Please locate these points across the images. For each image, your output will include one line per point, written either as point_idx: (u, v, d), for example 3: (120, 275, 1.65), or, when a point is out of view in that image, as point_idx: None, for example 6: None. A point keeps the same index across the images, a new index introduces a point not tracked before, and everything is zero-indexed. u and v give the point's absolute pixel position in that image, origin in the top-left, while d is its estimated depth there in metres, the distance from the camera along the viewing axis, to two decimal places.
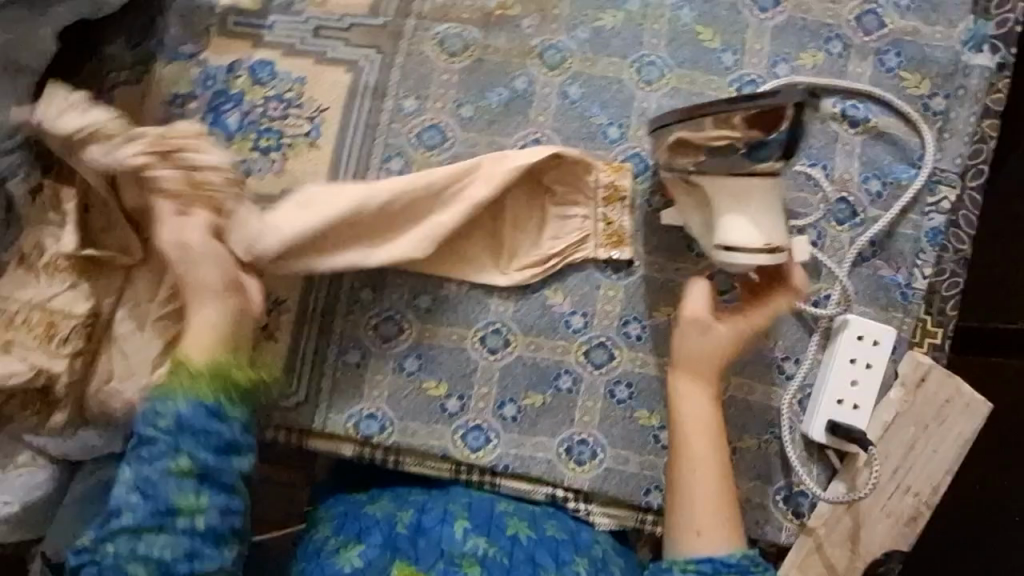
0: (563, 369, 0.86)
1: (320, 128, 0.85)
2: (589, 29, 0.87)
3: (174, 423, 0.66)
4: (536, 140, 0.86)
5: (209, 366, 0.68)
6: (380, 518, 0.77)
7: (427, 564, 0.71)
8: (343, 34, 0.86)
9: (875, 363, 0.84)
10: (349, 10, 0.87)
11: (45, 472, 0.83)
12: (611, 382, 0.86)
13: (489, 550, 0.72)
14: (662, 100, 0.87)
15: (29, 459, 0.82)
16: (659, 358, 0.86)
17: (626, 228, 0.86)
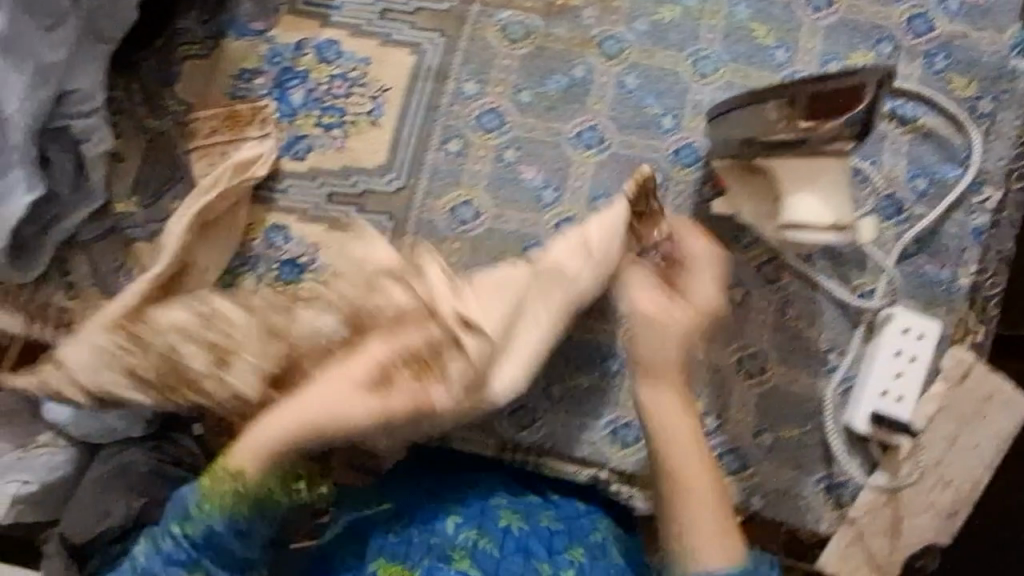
0: (611, 352, 0.88)
1: (383, 108, 0.88)
2: (648, 22, 0.89)
3: (198, 534, 0.66)
4: (592, 128, 0.88)
5: (253, 489, 0.65)
6: (374, 511, 0.74)
7: (414, 562, 0.68)
8: (409, 18, 0.89)
9: (920, 357, 0.86)
10: None
11: (65, 453, 0.88)
12: None
13: (479, 542, 0.69)
14: (716, 92, 0.89)
15: (50, 439, 0.88)
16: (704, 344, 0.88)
17: (676, 215, 0.88)
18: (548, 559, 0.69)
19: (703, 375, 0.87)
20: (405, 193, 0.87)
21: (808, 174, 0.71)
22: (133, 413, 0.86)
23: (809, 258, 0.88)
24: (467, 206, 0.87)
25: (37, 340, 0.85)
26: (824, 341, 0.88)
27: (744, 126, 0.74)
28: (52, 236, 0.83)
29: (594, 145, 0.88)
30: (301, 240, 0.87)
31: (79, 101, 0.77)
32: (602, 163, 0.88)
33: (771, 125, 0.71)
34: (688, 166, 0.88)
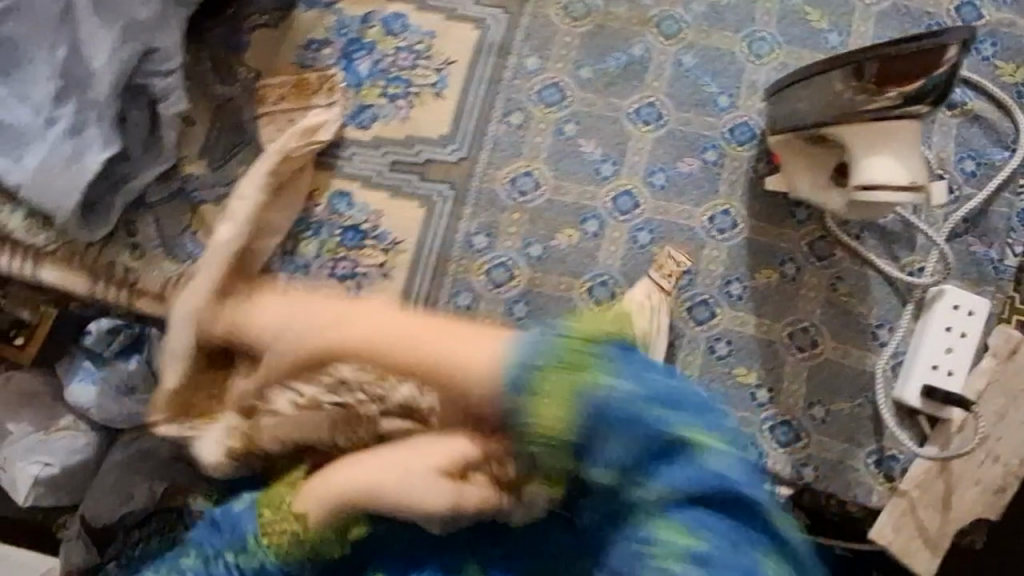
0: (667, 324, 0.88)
1: (447, 80, 0.90)
2: (706, 4, 0.92)
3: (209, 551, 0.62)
4: (650, 104, 0.90)
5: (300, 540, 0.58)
6: None
7: None
8: None
9: (969, 333, 0.87)
10: None
11: (84, 438, 0.95)
12: (712, 338, 0.89)
13: None
14: (770, 73, 0.91)
15: (70, 424, 0.96)
16: (758, 318, 0.89)
17: (732, 190, 0.90)
18: None
19: (757, 348, 0.89)
20: (466, 163, 0.89)
21: (881, 136, 0.72)
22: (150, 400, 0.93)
23: (860, 235, 0.91)
24: (527, 177, 0.89)
25: (100, 300, 0.86)
26: (875, 317, 0.90)
27: (808, 98, 0.79)
28: (121, 196, 0.84)
29: (652, 121, 0.90)
30: (364, 207, 0.88)
31: (160, 60, 0.80)
32: (659, 138, 0.90)
33: (843, 91, 0.74)
34: (743, 143, 0.91)
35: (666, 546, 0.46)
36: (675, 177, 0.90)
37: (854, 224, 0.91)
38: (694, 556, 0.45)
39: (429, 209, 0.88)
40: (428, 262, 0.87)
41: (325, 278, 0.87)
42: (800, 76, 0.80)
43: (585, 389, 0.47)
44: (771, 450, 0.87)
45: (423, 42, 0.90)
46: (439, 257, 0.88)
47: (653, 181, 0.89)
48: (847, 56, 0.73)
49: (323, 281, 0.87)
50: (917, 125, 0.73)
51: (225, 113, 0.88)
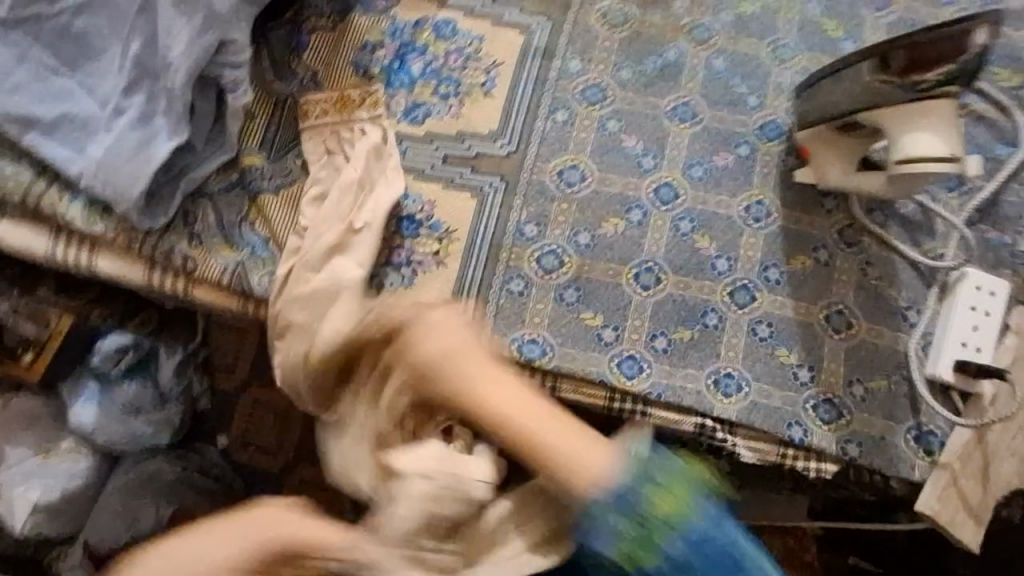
0: (710, 308, 0.91)
1: (495, 80, 0.95)
2: (732, 15, 1.00)
3: None
4: (686, 102, 0.96)
5: None
6: None
7: None
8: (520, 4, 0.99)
9: (993, 312, 0.92)
10: None
11: (86, 461, 1.20)
12: (753, 321, 0.92)
13: None
14: (794, 74, 0.98)
15: (73, 446, 1.20)
16: (796, 301, 0.93)
17: (766, 182, 0.96)
18: None
19: (796, 330, 0.92)
20: (516, 157, 0.93)
21: (919, 116, 0.81)
22: (162, 420, 1.20)
23: (884, 223, 0.97)
24: (573, 170, 0.93)
25: (156, 289, 0.88)
26: (903, 300, 0.95)
27: (836, 92, 0.86)
28: (181, 185, 0.86)
29: (687, 119, 0.96)
30: (418, 197, 0.91)
31: (233, 51, 0.85)
32: (695, 134, 0.96)
33: (875, 81, 0.81)
34: (772, 138, 0.97)
35: None
36: (712, 170, 0.95)
37: (878, 214, 0.97)
38: None
39: (479, 200, 0.91)
40: (480, 251, 0.90)
41: (381, 266, 0.89)
42: (831, 70, 0.86)
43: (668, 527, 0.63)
44: (816, 428, 0.89)
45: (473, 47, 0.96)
46: (490, 245, 0.90)
47: (692, 173, 0.95)
48: (870, 49, 0.81)
49: (378, 268, 0.89)
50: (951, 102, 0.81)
51: (286, 109, 0.92)
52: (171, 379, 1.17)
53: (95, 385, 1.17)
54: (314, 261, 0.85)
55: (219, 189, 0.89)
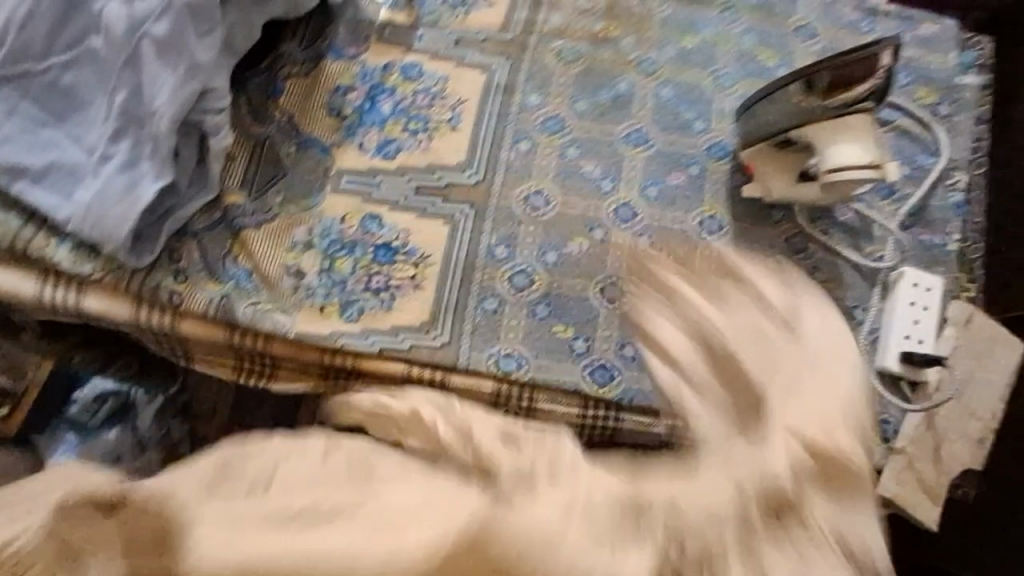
0: None
1: (460, 116, 1.02)
2: (675, 48, 1.10)
3: None
4: (639, 128, 1.04)
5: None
6: None
7: None
8: (480, 45, 1.07)
9: (931, 306, 1.00)
10: (485, 28, 1.08)
11: None
12: None
13: None
14: (734, 100, 1.07)
15: None
16: None
17: (717, 197, 1.03)
18: None
19: None
20: (484, 185, 1.00)
21: (842, 129, 0.90)
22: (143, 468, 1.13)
23: (828, 229, 1.04)
24: (538, 195, 1.00)
25: (143, 324, 0.91)
26: (850, 300, 1.02)
27: (774, 112, 0.94)
28: (167, 224, 0.90)
29: (641, 144, 1.04)
30: (394, 227, 0.96)
31: (215, 98, 0.90)
32: (649, 157, 1.03)
33: (806, 100, 0.90)
34: (719, 158, 1.05)
35: None
36: (666, 189, 1.02)
37: (822, 221, 1.05)
38: None
39: (452, 226, 0.97)
40: (456, 273, 0.95)
41: (361, 292, 0.93)
42: (764, 92, 0.96)
43: None
44: None
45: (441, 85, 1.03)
46: (465, 267, 0.96)
47: (648, 193, 1.02)
48: (801, 73, 0.90)
49: (358, 294, 0.93)
50: (870, 117, 0.91)
51: (267, 149, 0.98)
52: (150, 425, 1.17)
53: (73, 436, 1.15)
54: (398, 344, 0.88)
55: (203, 227, 0.93)
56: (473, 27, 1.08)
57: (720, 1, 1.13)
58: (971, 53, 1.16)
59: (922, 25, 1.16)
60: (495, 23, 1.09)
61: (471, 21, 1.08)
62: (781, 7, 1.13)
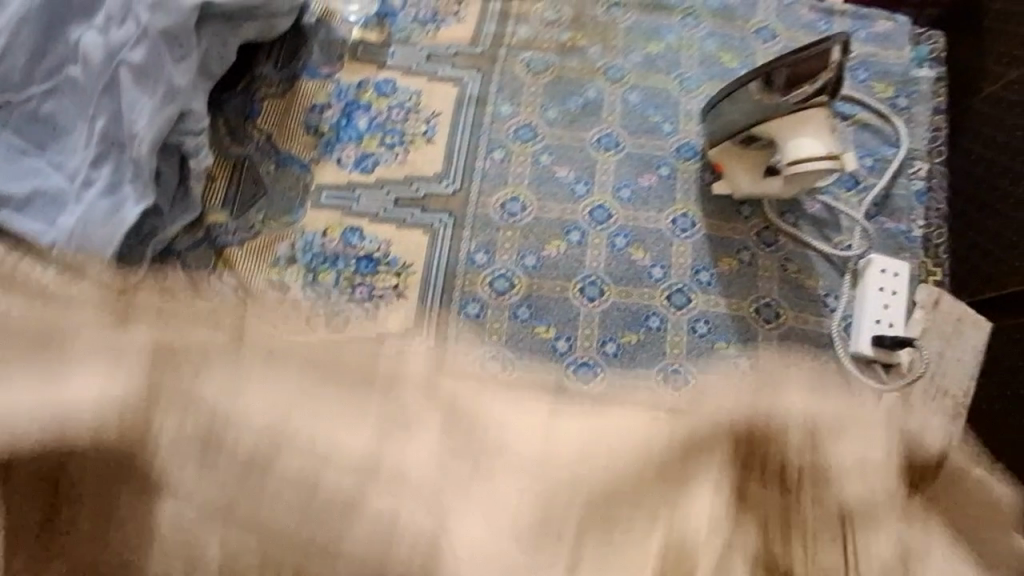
0: (652, 312, 1.00)
1: (435, 128, 1.05)
2: (641, 55, 1.13)
3: None
4: (608, 133, 1.08)
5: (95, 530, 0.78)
6: None
7: None
8: (451, 60, 1.10)
9: (899, 290, 1.03)
10: (455, 43, 1.11)
11: None
12: (692, 320, 1.00)
13: None
14: (700, 101, 1.11)
15: None
16: (727, 298, 1.03)
17: (688, 196, 1.06)
18: None
19: (731, 324, 1.01)
20: (461, 194, 1.02)
21: (798, 124, 0.93)
22: None
23: (796, 222, 1.08)
24: (514, 202, 1.03)
25: None
26: (822, 288, 1.05)
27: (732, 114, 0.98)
28: (151, 247, 0.92)
29: (612, 148, 1.07)
30: (375, 238, 0.99)
31: (192, 120, 0.93)
32: (621, 160, 1.07)
33: (761, 98, 0.93)
34: (688, 158, 1.08)
35: None
36: (638, 190, 1.05)
37: (790, 214, 1.08)
38: None
39: (432, 235, 1.00)
40: (437, 281, 0.97)
41: (345, 304, 0.95)
42: (727, 91, 0.99)
43: None
44: None
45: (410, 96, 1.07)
46: (445, 274, 0.98)
47: (621, 195, 1.05)
48: (754, 74, 0.94)
49: (342, 306, 0.95)
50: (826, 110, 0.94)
51: (247, 169, 1.00)
52: None
53: None
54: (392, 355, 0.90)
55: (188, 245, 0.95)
56: (443, 41, 1.11)
57: (681, 8, 1.16)
58: (925, 47, 1.20)
59: (877, 22, 1.20)
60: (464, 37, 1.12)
61: (441, 36, 1.12)
62: (741, 10, 1.17)
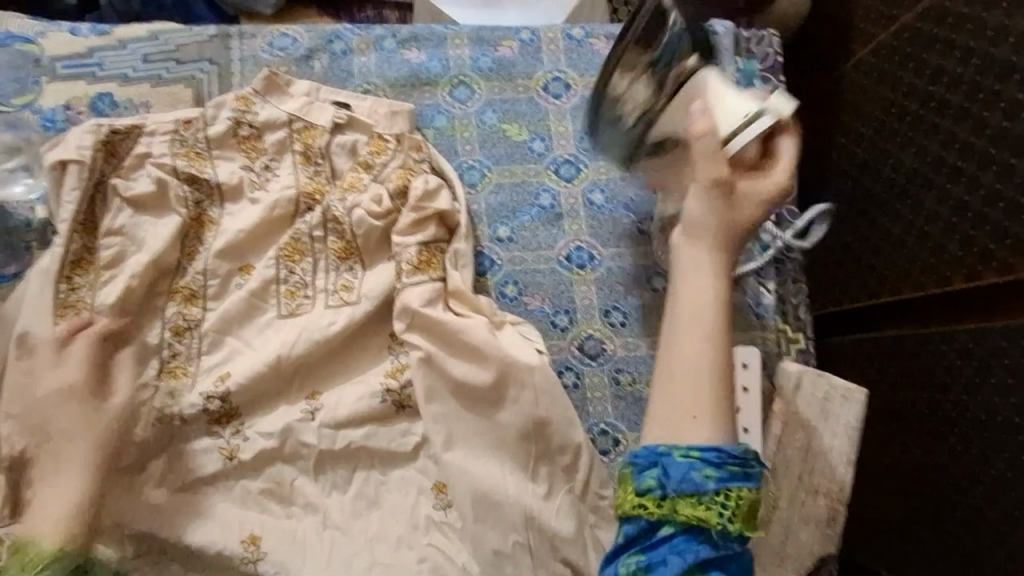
0: (589, 422, 0.86)
1: (160, 329, 0.82)
2: (394, 120, 0.89)
3: None
4: (372, 239, 0.85)
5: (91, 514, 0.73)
6: (681, 482, 0.60)
7: (675, 474, 0.61)
8: (161, 208, 0.83)
9: (751, 385, 0.90)
10: (177, 140, 0.85)
11: None
12: (589, 420, 0.86)
13: (706, 476, 0.60)
14: (489, 198, 0.92)
15: None
16: (580, 411, 0.86)
17: (535, 280, 0.90)
18: (709, 474, 0.60)
19: (612, 454, 0.85)
20: (203, 369, 0.82)
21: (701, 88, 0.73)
22: None
23: (624, 323, 0.90)
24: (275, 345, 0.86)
25: None
26: None
27: (437, 212, 0.85)
28: None
29: (493, 257, 0.90)
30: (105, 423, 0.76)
31: None
32: (495, 262, 0.90)
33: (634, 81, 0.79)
34: (538, 205, 0.92)
35: (678, 448, 0.62)
36: (524, 286, 0.90)
37: (616, 312, 0.90)
38: (659, 492, 0.61)
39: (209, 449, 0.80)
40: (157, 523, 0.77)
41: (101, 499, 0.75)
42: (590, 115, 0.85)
43: (686, 513, 0.60)
44: None
45: (141, 222, 0.83)
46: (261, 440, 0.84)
47: (504, 293, 0.89)
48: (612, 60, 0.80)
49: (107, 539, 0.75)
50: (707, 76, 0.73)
51: None
52: None
53: None
54: (265, 395, 0.82)
55: None
56: (102, 219, 0.82)
57: (446, 77, 0.94)
58: (756, 59, 1.01)
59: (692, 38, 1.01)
60: (139, 198, 0.83)
61: (159, 126, 0.85)
62: (521, 65, 0.96)
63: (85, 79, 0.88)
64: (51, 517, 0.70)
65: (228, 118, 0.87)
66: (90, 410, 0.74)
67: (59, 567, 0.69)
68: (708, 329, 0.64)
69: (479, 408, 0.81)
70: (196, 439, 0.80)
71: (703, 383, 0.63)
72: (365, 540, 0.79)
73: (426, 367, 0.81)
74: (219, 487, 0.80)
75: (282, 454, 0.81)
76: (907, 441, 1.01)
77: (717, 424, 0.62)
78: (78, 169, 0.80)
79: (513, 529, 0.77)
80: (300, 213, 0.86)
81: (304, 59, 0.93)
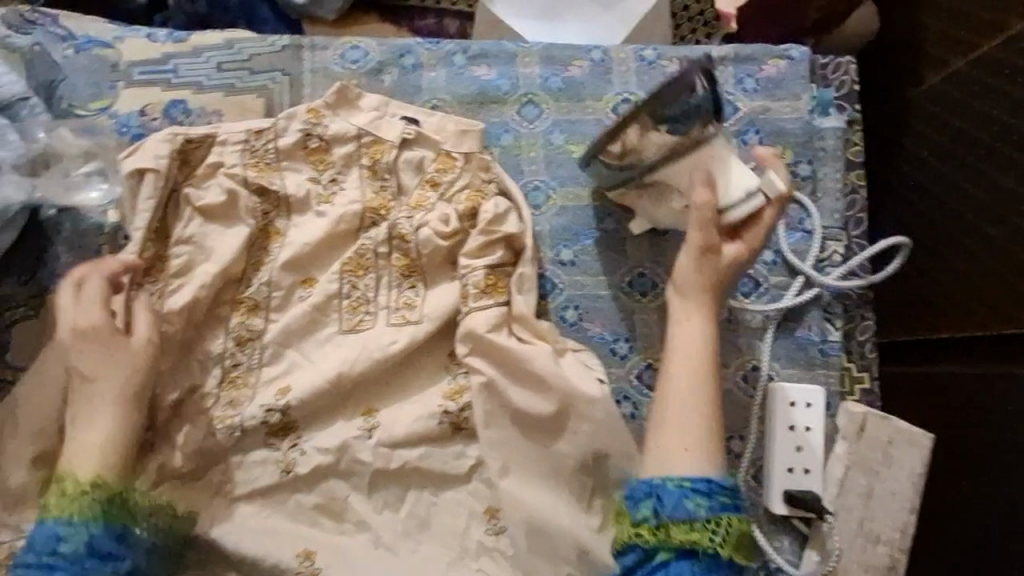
0: None
1: (224, 338, 0.82)
2: (460, 137, 0.88)
3: None
4: (435, 259, 0.85)
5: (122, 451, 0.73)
6: (674, 507, 0.66)
7: (669, 500, 0.67)
8: (230, 217, 0.84)
9: (813, 425, 0.87)
10: (248, 151, 0.85)
11: None
12: None
13: (696, 503, 0.66)
14: (553, 220, 0.91)
15: None
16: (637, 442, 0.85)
17: (596, 306, 0.89)
18: (700, 501, 0.67)
19: None
20: (263, 381, 0.82)
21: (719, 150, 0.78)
22: None
23: None
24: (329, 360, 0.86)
25: None
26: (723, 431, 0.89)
27: (502, 235, 0.84)
28: None
29: (553, 280, 0.89)
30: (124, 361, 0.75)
31: None
32: (555, 285, 0.89)
33: (646, 136, 0.78)
34: (600, 228, 0.91)
35: (674, 477, 0.68)
36: (586, 311, 0.88)
37: None
38: (656, 518, 0.67)
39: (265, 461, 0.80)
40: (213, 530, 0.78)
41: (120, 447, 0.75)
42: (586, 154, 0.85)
43: (680, 539, 0.66)
44: None
45: (210, 230, 0.83)
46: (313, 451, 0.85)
47: (564, 318, 0.88)
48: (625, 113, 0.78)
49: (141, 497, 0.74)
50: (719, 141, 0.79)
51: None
52: None
53: None
54: (322, 409, 0.82)
55: None
56: (174, 227, 0.83)
57: (514, 95, 0.93)
58: (831, 88, 0.98)
59: (765, 64, 0.97)
60: (210, 207, 0.83)
61: (229, 135, 0.85)
62: (589, 85, 0.94)
63: (160, 85, 0.89)
64: (89, 450, 0.72)
65: (298, 130, 0.87)
66: (116, 346, 0.74)
67: (95, 496, 0.69)
68: (699, 371, 0.73)
69: (538, 435, 0.80)
70: (253, 450, 0.81)
71: (691, 420, 0.71)
72: (415, 560, 0.78)
73: (486, 391, 0.81)
74: (273, 499, 0.80)
75: (337, 469, 0.81)
76: (965, 485, 0.97)
77: (706, 458, 0.69)
78: (152, 178, 0.82)
79: (565, 560, 0.77)
80: (364, 229, 0.86)
81: (374, 73, 0.93)
